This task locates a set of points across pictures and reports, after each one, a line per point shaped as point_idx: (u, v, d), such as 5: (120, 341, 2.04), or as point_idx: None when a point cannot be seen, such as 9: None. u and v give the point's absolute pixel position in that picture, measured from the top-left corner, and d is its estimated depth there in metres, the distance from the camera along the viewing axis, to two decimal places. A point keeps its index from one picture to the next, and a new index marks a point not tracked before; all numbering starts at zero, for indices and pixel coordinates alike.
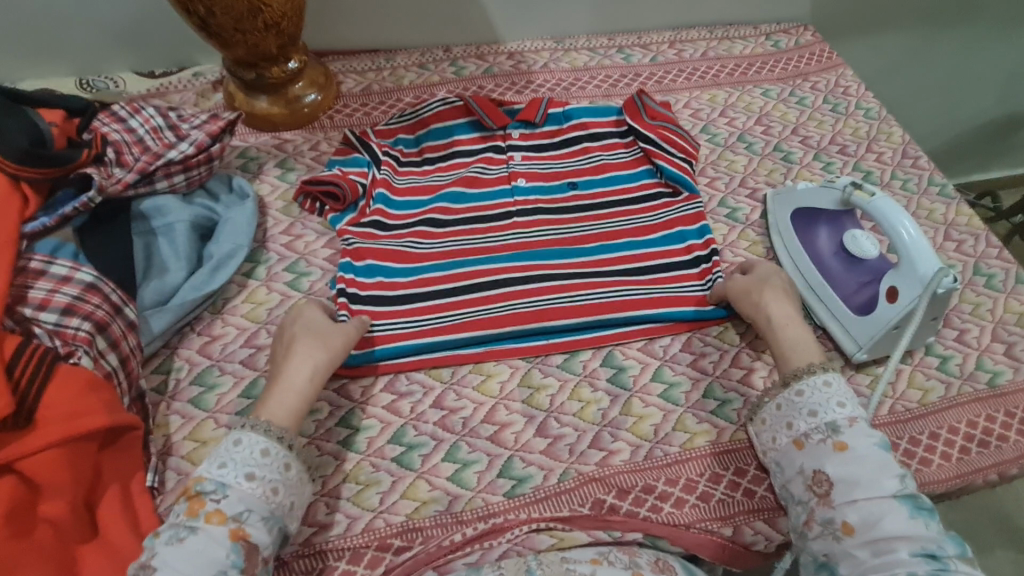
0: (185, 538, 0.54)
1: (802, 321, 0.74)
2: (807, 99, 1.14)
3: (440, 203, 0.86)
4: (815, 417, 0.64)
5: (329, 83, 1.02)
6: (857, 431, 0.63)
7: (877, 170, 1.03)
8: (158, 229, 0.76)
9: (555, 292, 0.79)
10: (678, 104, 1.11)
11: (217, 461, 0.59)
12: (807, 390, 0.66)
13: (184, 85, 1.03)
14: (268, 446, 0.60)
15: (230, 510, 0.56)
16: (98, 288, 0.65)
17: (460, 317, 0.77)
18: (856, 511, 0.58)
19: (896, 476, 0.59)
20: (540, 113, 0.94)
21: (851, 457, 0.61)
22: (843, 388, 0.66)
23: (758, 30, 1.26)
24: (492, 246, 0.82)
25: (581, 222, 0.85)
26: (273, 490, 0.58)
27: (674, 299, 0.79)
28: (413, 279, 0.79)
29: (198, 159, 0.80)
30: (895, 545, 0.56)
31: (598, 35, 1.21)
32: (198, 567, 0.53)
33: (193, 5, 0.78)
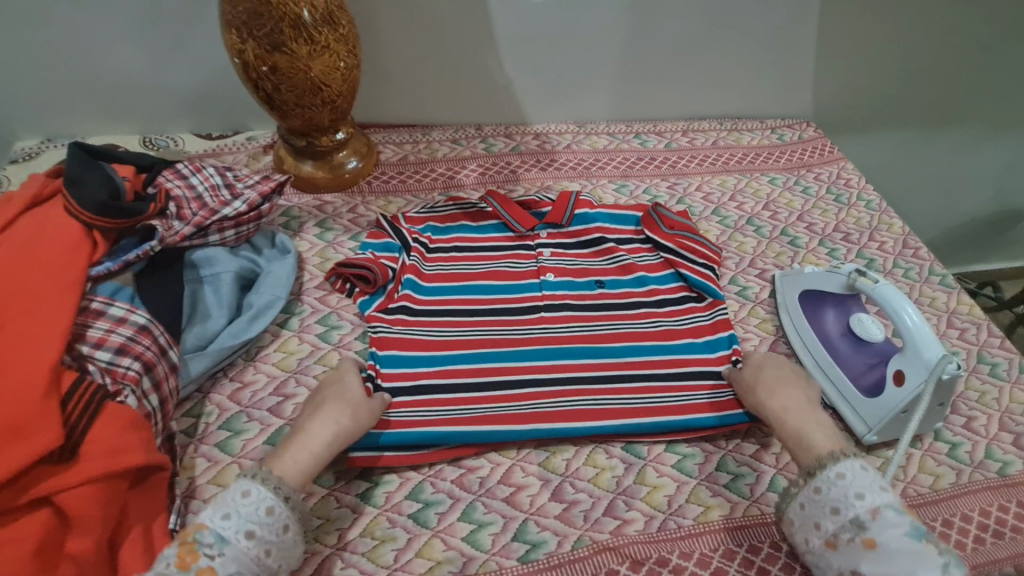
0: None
1: (811, 411, 0.75)
2: (811, 189, 1.22)
3: (461, 295, 0.91)
4: (838, 516, 0.63)
5: (370, 152, 1.12)
6: (882, 523, 0.61)
7: (880, 258, 1.09)
8: (205, 278, 0.82)
9: (584, 394, 0.80)
10: (690, 187, 1.19)
11: (222, 511, 0.59)
12: (823, 484, 0.65)
13: (237, 147, 1.13)
14: (272, 505, 0.61)
15: (221, 571, 0.57)
16: (149, 330, 0.69)
17: (484, 409, 0.77)
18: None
19: (930, 566, 0.58)
20: (566, 215, 1.01)
21: (880, 556, 0.60)
22: (864, 475, 0.64)
23: (764, 124, 1.37)
24: (515, 338, 0.86)
25: (608, 321, 0.89)
26: (266, 552, 0.59)
27: (701, 406, 0.80)
28: (435, 368, 0.81)
29: (249, 216, 0.88)
30: None
31: (617, 122, 1.32)
32: None
33: (262, 83, 0.87)
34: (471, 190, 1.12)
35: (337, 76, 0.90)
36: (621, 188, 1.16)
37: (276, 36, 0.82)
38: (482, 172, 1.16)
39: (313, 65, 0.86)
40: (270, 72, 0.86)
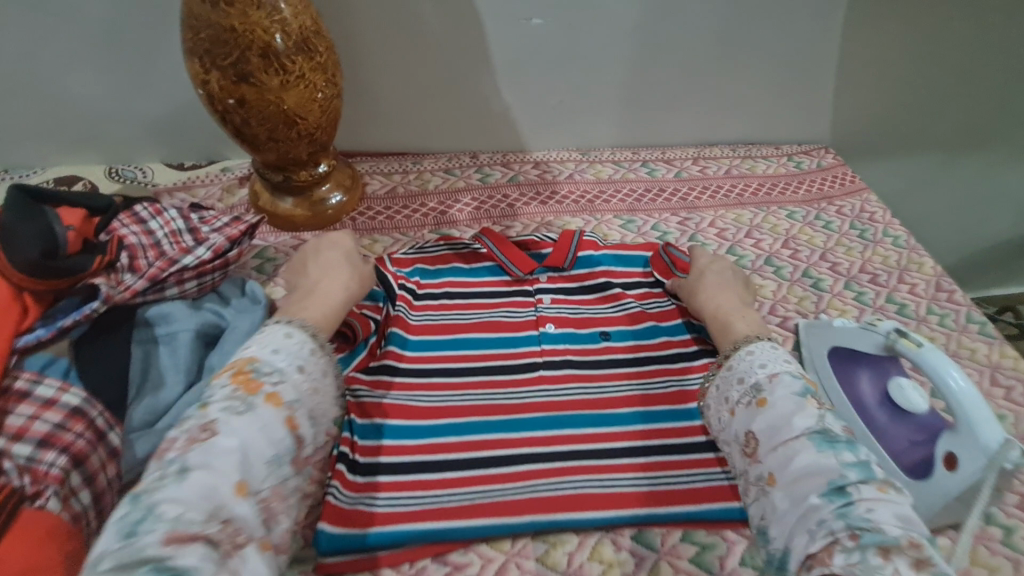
0: (243, 412, 0.54)
1: (744, 308, 0.80)
2: (834, 224, 1.13)
3: (453, 350, 0.82)
4: (743, 383, 0.67)
5: (355, 185, 1.02)
6: (776, 384, 0.64)
7: (912, 303, 0.99)
8: (160, 338, 0.72)
9: (585, 473, 0.71)
10: (703, 222, 1.10)
11: (270, 349, 0.60)
12: (736, 361, 0.70)
13: (211, 178, 1.03)
14: (312, 347, 0.63)
15: (286, 396, 0.57)
16: (83, 412, 0.60)
17: (478, 496, 0.68)
18: (776, 461, 0.59)
19: (808, 415, 0.60)
20: (568, 257, 0.92)
21: (769, 414, 0.62)
22: (771, 352, 0.69)
23: (779, 151, 1.28)
24: (515, 403, 0.77)
25: (611, 381, 0.80)
26: (315, 388, 0.61)
27: (690, 494, 0.70)
28: (422, 443, 0.72)
29: (214, 264, 0.79)
30: (807, 485, 0.56)
31: (622, 149, 1.23)
32: (255, 447, 0.53)
33: (230, 116, 0.78)
34: (465, 226, 1.03)
35: (314, 107, 0.81)
36: (628, 224, 1.07)
37: (243, 65, 0.74)
38: (477, 205, 1.07)
39: (285, 96, 0.78)
40: (237, 106, 0.77)
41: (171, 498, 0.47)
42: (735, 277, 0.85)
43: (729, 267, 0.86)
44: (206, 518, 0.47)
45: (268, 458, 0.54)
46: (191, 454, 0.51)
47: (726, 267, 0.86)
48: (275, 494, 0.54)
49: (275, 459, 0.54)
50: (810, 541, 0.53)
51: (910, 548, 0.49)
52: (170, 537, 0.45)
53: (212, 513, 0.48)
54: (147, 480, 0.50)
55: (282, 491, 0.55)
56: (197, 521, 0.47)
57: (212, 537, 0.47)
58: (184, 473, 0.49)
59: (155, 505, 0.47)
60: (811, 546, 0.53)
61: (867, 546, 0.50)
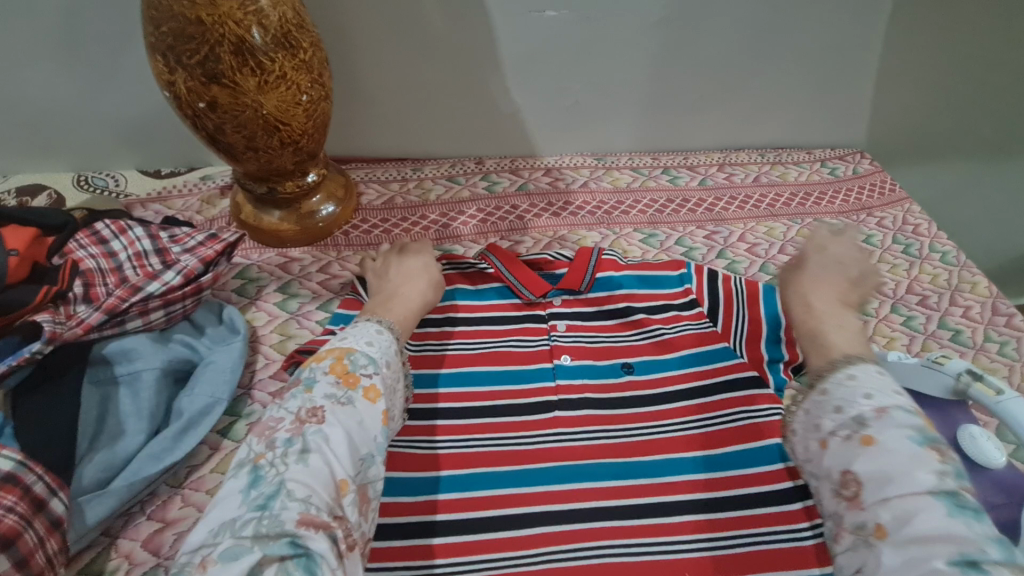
0: (346, 403, 0.52)
1: (850, 320, 0.59)
2: (874, 238, 1.02)
3: (457, 387, 0.71)
4: (841, 412, 0.51)
5: (348, 195, 0.92)
6: (889, 421, 0.49)
7: (967, 328, 0.88)
8: (121, 378, 0.64)
9: (615, 538, 0.61)
10: (732, 236, 1.00)
11: (363, 340, 0.58)
12: (830, 382, 0.53)
13: (189, 188, 0.94)
14: (397, 345, 0.61)
15: (383, 389, 0.55)
16: (17, 480, 0.52)
17: (486, 567, 0.59)
18: (890, 517, 0.46)
19: (930, 469, 0.45)
20: (586, 279, 0.79)
21: (879, 455, 0.48)
22: (877, 377, 0.52)
23: (812, 155, 1.17)
24: (528, 451, 0.66)
25: (638, 424, 0.69)
26: (399, 388, 0.58)
27: (755, 561, 0.60)
28: (424, 501, 0.63)
29: (184, 290, 0.70)
30: (931, 554, 0.43)
31: (641, 154, 1.12)
32: (356, 442, 0.51)
33: (202, 122, 0.69)
34: (470, 242, 0.93)
35: (298, 112, 0.71)
36: (649, 239, 0.97)
37: (213, 64, 0.64)
38: (483, 217, 0.97)
39: (264, 100, 0.68)
40: (209, 110, 0.68)
41: (299, 479, 0.46)
42: (842, 270, 0.64)
43: (858, 259, 0.66)
44: (327, 507, 0.46)
45: (365, 455, 0.51)
46: (309, 435, 0.49)
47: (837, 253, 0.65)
48: (372, 493, 0.51)
49: (367, 458, 0.51)
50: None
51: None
52: (303, 519, 0.44)
53: (330, 503, 0.46)
54: (262, 453, 0.48)
55: (376, 492, 0.52)
56: (321, 509, 0.45)
57: (334, 531, 0.45)
58: (307, 454, 0.47)
59: (284, 482, 0.45)
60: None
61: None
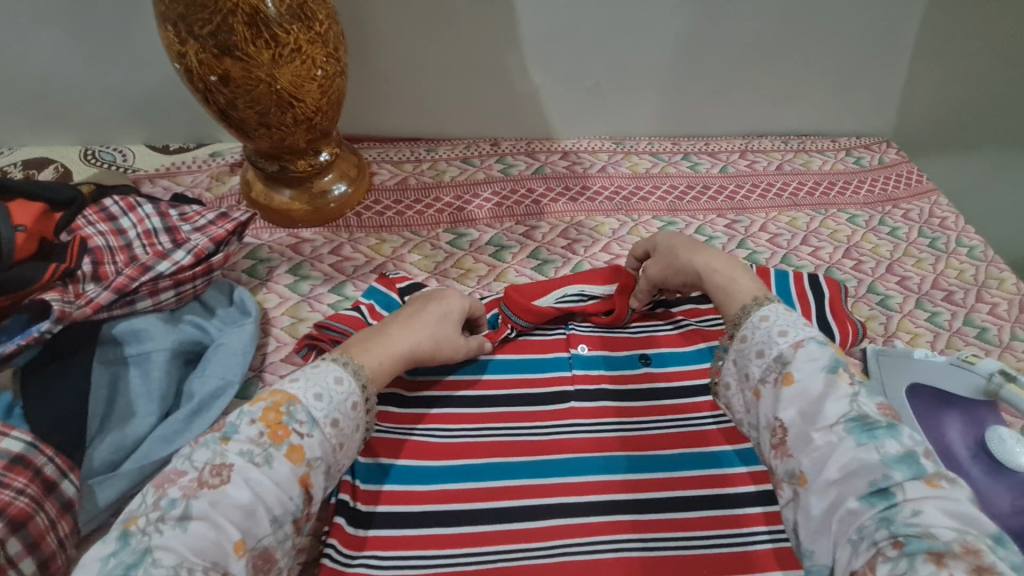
0: (261, 463, 0.46)
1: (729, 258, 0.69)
2: (900, 230, 0.99)
3: (467, 375, 0.70)
4: (762, 357, 0.54)
5: (361, 175, 0.90)
6: (804, 357, 0.52)
7: (994, 326, 0.85)
8: (131, 358, 0.62)
9: (634, 531, 0.58)
10: (753, 226, 0.97)
11: (314, 387, 0.51)
12: (747, 330, 0.57)
13: (198, 164, 0.92)
14: (357, 399, 0.53)
15: (311, 452, 0.49)
16: (27, 462, 0.51)
17: (499, 559, 0.57)
18: (812, 458, 0.48)
19: (841, 397, 0.49)
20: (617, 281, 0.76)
21: (798, 393, 0.50)
22: (788, 315, 0.57)
23: (837, 143, 1.13)
24: (543, 441, 0.64)
25: (654, 416, 0.67)
26: (340, 446, 0.51)
27: (742, 561, 0.57)
28: (436, 489, 0.61)
29: (195, 270, 0.68)
30: (847, 488, 0.45)
31: (661, 138, 1.09)
32: (258, 507, 0.45)
33: (213, 96, 0.66)
34: (484, 226, 0.91)
35: (312, 87, 0.69)
36: (669, 226, 0.94)
37: (226, 35, 0.61)
38: (498, 201, 0.95)
39: (278, 74, 0.66)
40: (221, 84, 0.65)
41: (169, 545, 0.41)
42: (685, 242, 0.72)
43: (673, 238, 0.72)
44: (205, 568, 0.41)
45: (276, 515, 0.46)
46: (196, 501, 0.44)
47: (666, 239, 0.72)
48: (279, 552, 0.47)
49: (279, 519, 0.46)
50: (852, 557, 0.43)
51: (967, 555, 0.38)
52: None
53: (208, 566, 0.42)
54: (140, 513, 0.43)
55: (282, 552, 0.47)
56: (197, 571, 0.41)
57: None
58: (186, 520, 0.42)
59: (152, 549, 0.41)
60: (854, 562, 0.42)
61: (914, 553, 0.39)
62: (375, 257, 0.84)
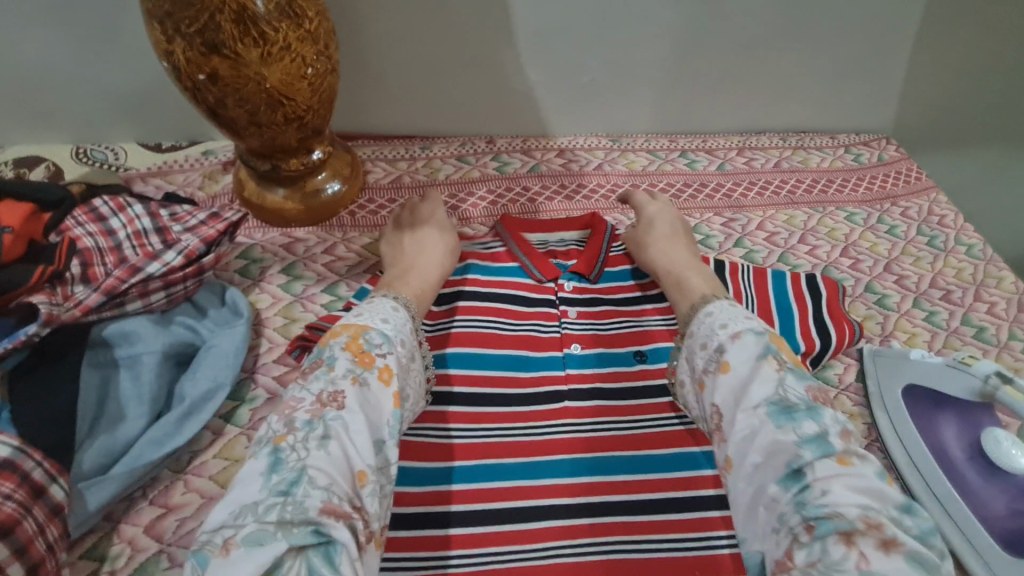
0: (363, 384, 0.51)
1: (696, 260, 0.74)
2: (899, 228, 0.98)
3: (460, 372, 0.68)
4: (705, 348, 0.56)
5: (355, 174, 0.88)
6: (739, 345, 0.54)
7: (991, 325, 0.84)
8: (122, 361, 0.62)
9: (623, 534, 0.59)
10: (750, 224, 0.96)
11: (377, 317, 0.57)
12: (694, 326, 0.59)
13: (190, 163, 0.91)
14: (411, 324, 0.60)
15: (397, 368, 0.54)
16: (15, 467, 0.51)
17: (489, 561, 0.58)
18: (737, 445, 0.50)
19: (766, 381, 0.50)
20: (597, 266, 0.77)
21: (730, 381, 0.52)
22: (731, 309, 0.58)
23: (836, 140, 1.12)
24: (536, 442, 0.64)
25: (648, 415, 0.66)
26: (412, 366, 0.57)
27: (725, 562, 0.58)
28: (428, 491, 0.61)
29: (185, 271, 0.68)
30: (767, 472, 0.48)
31: (658, 136, 1.08)
32: (372, 420, 0.50)
33: (202, 94, 0.65)
34: (479, 225, 0.90)
35: (302, 86, 0.68)
36: None
37: (213, 33, 0.61)
38: (493, 199, 0.94)
39: (268, 73, 0.65)
40: (210, 83, 0.64)
41: (320, 465, 0.45)
42: (674, 229, 0.79)
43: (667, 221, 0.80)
44: (346, 495, 0.45)
45: (379, 439, 0.50)
46: (330, 421, 0.47)
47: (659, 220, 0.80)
48: (389, 479, 0.50)
49: (381, 442, 0.50)
50: (775, 545, 0.46)
51: (870, 531, 0.41)
52: (325, 507, 0.43)
53: (345, 490, 0.45)
54: (281, 435, 0.47)
55: (391, 477, 0.50)
56: (341, 497, 0.44)
57: (352, 520, 0.44)
58: (328, 440, 0.46)
59: (306, 468, 0.44)
60: (776, 550, 0.46)
61: (824, 536, 0.42)
62: (368, 256, 0.83)
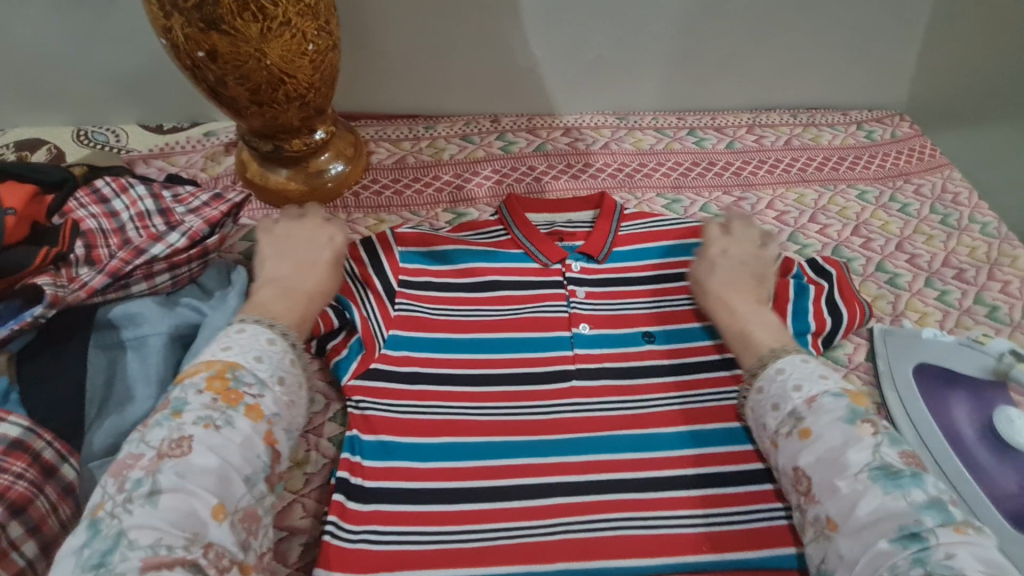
0: (222, 427, 0.48)
1: (759, 305, 0.67)
2: (911, 207, 0.96)
3: (465, 353, 0.68)
4: (778, 410, 0.55)
5: (358, 154, 0.88)
6: (820, 408, 0.53)
7: (1005, 305, 0.83)
8: (128, 342, 0.62)
9: (629, 510, 0.59)
10: (760, 203, 0.94)
11: (251, 353, 0.54)
12: (764, 383, 0.58)
13: (192, 144, 0.90)
14: (293, 357, 0.56)
15: (268, 409, 0.51)
16: (25, 447, 0.52)
17: (497, 537, 0.57)
18: (836, 506, 0.48)
19: (864, 446, 0.50)
20: (605, 247, 0.76)
21: (818, 445, 0.51)
22: (804, 366, 0.57)
23: (848, 117, 1.09)
24: (544, 422, 0.64)
25: (656, 394, 0.66)
26: (292, 403, 0.54)
27: (736, 538, 0.58)
28: (435, 468, 0.61)
29: (190, 253, 0.67)
30: (875, 534, 0.45)
31: (666, 113, 1.06)
32: (236, 461, 0.47)
33: (202, 72, 0.64)
34: (484, 205, 0.89)
35: (303, 63, 0.66)
36: (673, 204, 0.92)
37: (211, 8, 0.59)
38: (498, 179, 0.92)
39: (267, 49, 0.63)
40: (209, 60, 0.63)
41: (142, 523, 0.42)
42: (747, 267, 0.71)
43: (744, 257, 0.72)
44: (185, 540, 0.43)
45: (248, 475, 0.48)
46: (162, 473, 0.45)
47: (733, 257, 0.71)
48: (261, 511, 0.49)
49: (250, 479, 0.48)
50: None
51: None
52: (148, 563, 0.41)
53: (188, 538, 0.43)
54: (106, 500, 0.45)
55: (263, 509, 0.49)
56: (176, 545, 0.42)
57: (197, 561, 0.42)
58: (157, 495, 0.44)
59: (125, 531, 0.42)
60: None
61: None
62: None
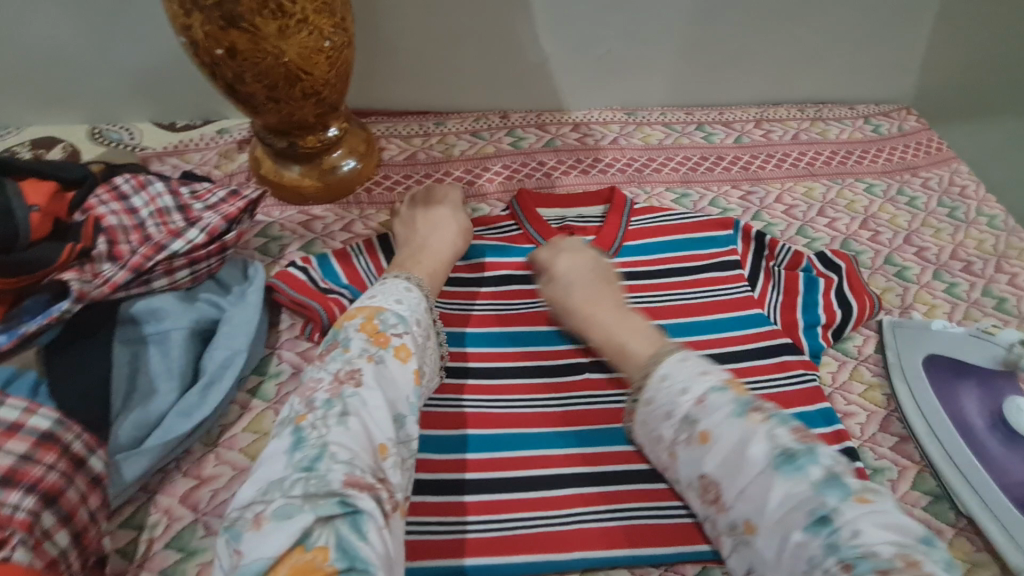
0: (377, 362, 0.52)
1: (621, 311, 0.65)
2: (919, 200, 0.97)
3: (483, 347, 0.69)
4: (670, 418, 0.54)
5: (370, 151, 0.88)
6: (708, 408, 0.51)
7: (1013, 297, 0.84)
8: (150, 337, 0.63)
9: (646, 499, 0.59)
10: (768, 197, 0.95)
11: (392, 298, 0.58)
12: (649, 394, 0.55)
13: (206, 141, 0.91)
14: (426, 306, 0.61)
15: (414, 346, 0.55)
16: (55, 439, 0.53)
17: (519, 526, 0.57)
18: (747, 506, 0.49)
19: (756, 438, 0.48)
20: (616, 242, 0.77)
21: (717, 450, 0.50)
22: (684, 367, 0.55)
23: (855, 111, 1.09)
24: (558, 413, 0.65)
25: None
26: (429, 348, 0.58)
27: None
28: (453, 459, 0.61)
29: (209, 249, 0.68)
30: (789, 526, 0.46)
31: (674, 109, 1.06)
32: (392, 394, 0.51)
33: (220, 70, 0.65)
34: (495, 200, 0.90)
35: (320, 59, 0.67)
36: (682, 199, 0.93)
37: (231, 6, 0.60)
38: (508, 174, 0.93)
39: (286, 46, 0.64)
40: (228, 57, 0.64)
41: (342, 440, 0.45)
42: (598, 277, 0.68)
43: (588, 267, 0.69)
44: (370, 469, 0.45)
45: (398, 414, 0.51)
46: (348, 397, 0.48)
47: (581, 269, 0.69)
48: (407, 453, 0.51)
49: (399, 418, 0.51)
50: None
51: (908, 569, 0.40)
52: (348, 479, 0.43)
53: (371, 465, 0.46)
54: (305, 414, 0.48)
55: (410, 451, 0.51)
56: (366, 471, 0.45)
57: (378, 492, 0.44)
58: (346, 416, 0.47)
59: (328, 443, 0.45)
60: None
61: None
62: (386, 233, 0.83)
